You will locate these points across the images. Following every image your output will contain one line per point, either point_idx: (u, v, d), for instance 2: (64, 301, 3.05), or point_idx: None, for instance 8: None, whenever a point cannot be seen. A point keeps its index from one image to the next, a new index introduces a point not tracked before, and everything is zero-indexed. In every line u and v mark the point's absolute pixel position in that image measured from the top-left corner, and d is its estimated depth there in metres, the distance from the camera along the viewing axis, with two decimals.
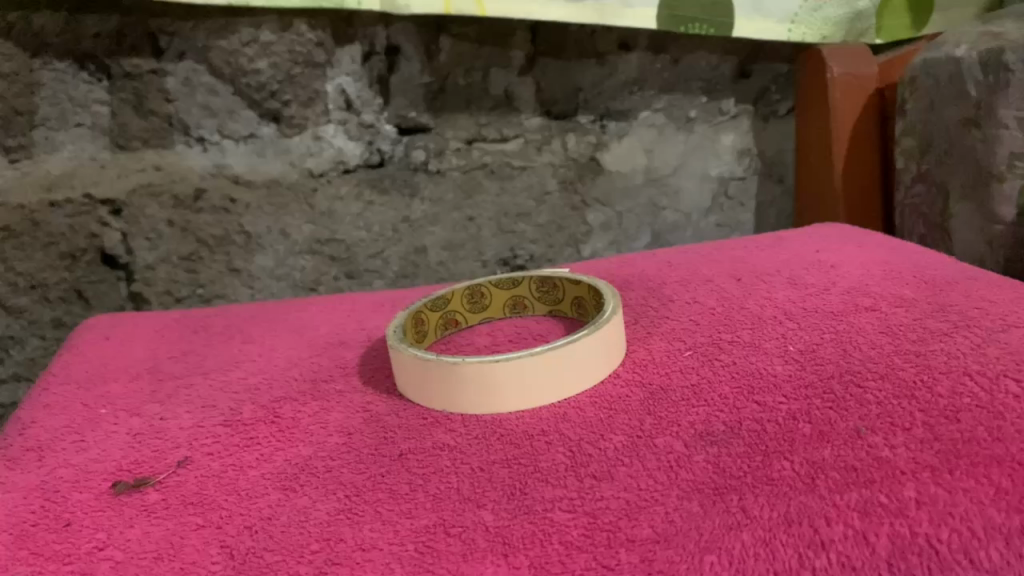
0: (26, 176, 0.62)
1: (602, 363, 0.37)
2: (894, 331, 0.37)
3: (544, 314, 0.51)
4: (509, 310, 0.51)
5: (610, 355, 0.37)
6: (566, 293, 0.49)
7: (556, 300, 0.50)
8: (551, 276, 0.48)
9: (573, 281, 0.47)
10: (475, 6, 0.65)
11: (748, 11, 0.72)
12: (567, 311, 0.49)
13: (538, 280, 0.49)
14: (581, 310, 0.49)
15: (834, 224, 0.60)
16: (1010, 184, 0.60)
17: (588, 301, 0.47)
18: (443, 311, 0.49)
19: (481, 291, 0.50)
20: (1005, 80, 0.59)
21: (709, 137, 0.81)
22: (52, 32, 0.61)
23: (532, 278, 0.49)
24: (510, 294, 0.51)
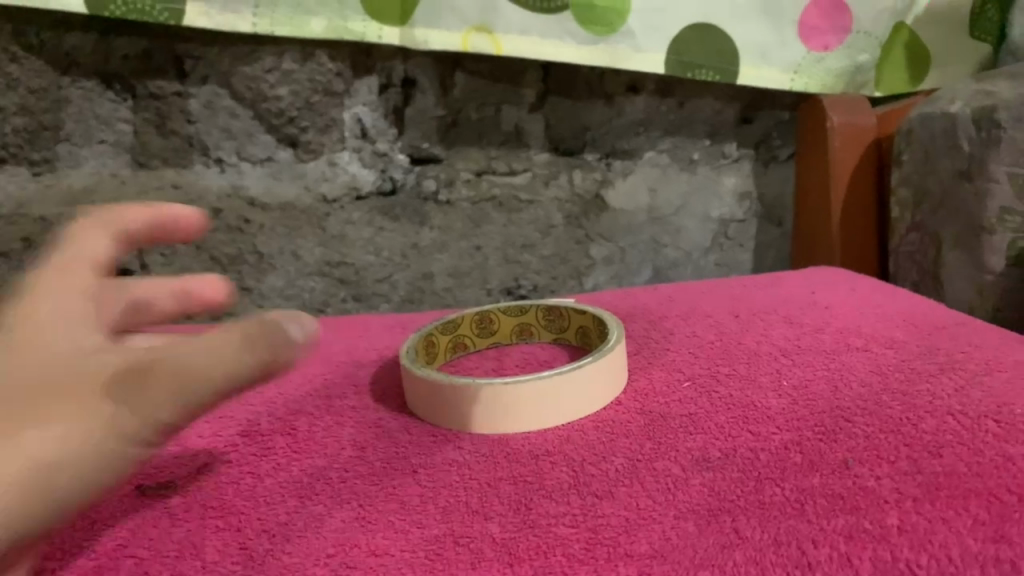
0: (47, 188, 0.65)
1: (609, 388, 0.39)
2: (883, 371, 0.39)
3: (551, 341, 0.53)
4: (517, 336, 0.53)
5: (615, 381, 0.39)
6: (571, 322, 0.51)
7: (561, 327, 0.52)
8: (556, 306, 0.51)
9: (580, 311, 0.50)
10: (492, 46, 0.67)
11: (752, 60, 0.74)
12: (573, 339, 0.51)
13: (544, 308, 0.52)
14: (585, 340, 0.51)
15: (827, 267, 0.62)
16: (999, 236, 0.63)
17: (591, 331, 0.49)
18: (452, 336, 0.51)
19: (489, 317, 0.52)
20: (997, 136, 0.62)
21: (711, 179, 0.83)
22: (82, 53, 0.64)
23: (539, 306, 0.52)
24: (518, 321, 0.53)
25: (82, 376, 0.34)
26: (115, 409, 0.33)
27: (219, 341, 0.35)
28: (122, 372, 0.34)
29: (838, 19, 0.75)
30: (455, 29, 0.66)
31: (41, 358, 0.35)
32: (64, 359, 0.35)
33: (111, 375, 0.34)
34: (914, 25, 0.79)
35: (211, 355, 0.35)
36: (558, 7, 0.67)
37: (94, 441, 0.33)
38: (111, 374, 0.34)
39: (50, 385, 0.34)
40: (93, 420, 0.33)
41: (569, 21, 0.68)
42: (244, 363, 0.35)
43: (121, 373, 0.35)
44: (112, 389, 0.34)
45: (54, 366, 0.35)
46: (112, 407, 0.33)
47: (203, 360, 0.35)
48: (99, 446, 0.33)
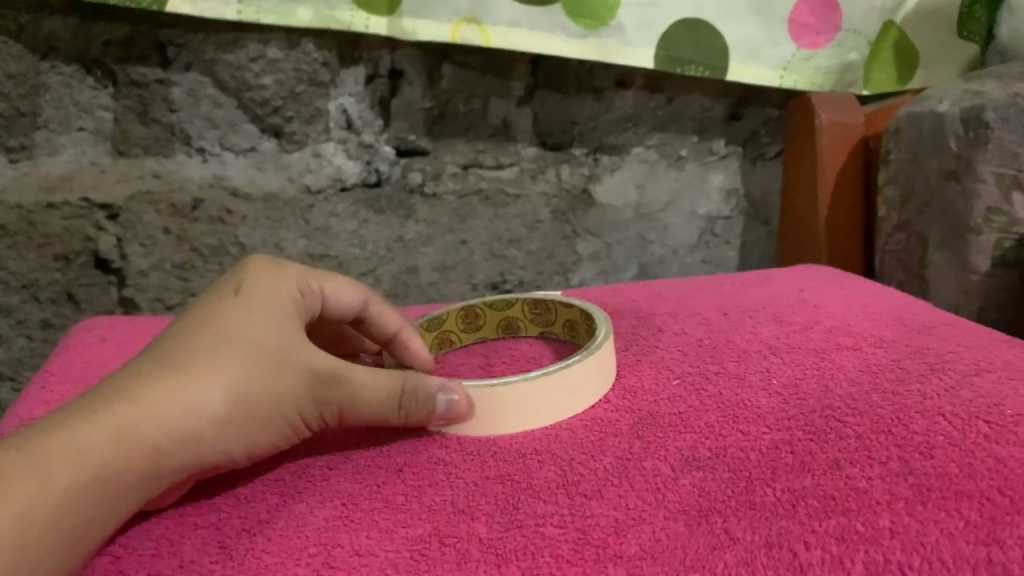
0: (25, 175, 0.64)
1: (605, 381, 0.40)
2: (873, 370, 0.38)
3: (538, 334, 0.52)
4: (503, 331, 0.53)
5: (602, 380, 0.39)
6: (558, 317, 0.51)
7: (548, 320, 0.51)
8: (543, 298, 0.50)
9: (567, 306, 0.49)
10: (481, 38, 0.66)
11: (742, 56, 0.74)
12: (560, 332, 0.51)
13: (531, 301, 0.51)
14: (572, 332, 0.50)
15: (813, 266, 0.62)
16: (986, 236, 0.64)
17: (580, 324, 0.49)
18: (436, 331, 0.51)
19: (475, 312, 0.51)
20: (986, 136, 0.62)
21: (699, 176, 0.83)
22: (62, 38, 0.62)
23: (525, 299, 0.51)
24: (504, 315, 0.52)
25: (246, 346, 0.36)
26: (265, 394, 0.35)
27: (400, 386, 0.37)
28: (320, 370, 0.36)
29: (828, 17, 0.75)
30: (444, 20, 0.65)
31: (262, 329, 0.37)
32: (289, 339, 0.37)
33: (277, 357, 0.36)
34: (904, 24, 0.79)
35: (380, 392, 0.37)
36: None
37: (236, 423, 0.34)
38: (282, 360, 0.36)
39: (215, 349, 0.35)
40: (243, 400, 0.34)
41: (559, 14, 0.67)
42: (393, 409, 0.37)
43: (305, 364, 0.36)
44: (269, 375, 0.35)
45: (228, 334, 0.36)
46: (263, 392, 0.35)
47: (374, 397, 0.37)
48: (240, 426, 0.34)
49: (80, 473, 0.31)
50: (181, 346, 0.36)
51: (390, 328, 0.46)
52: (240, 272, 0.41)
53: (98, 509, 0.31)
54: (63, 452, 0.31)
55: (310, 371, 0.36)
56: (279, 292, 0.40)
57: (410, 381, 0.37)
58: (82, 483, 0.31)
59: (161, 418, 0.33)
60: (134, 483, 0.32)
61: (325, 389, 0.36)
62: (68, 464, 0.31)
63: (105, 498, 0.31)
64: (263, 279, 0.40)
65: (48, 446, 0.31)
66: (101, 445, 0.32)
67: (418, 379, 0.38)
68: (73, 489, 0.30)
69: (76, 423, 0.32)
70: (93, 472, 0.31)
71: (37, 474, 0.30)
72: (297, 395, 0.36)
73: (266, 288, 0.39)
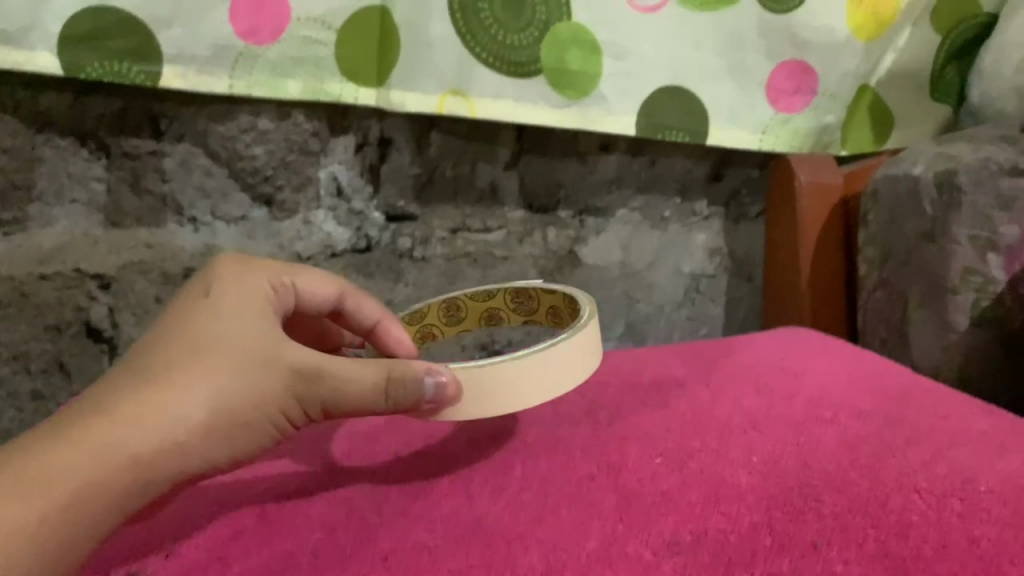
0: (17, 249, 0.63)
1: (589, 360, 0.46)
2: (852, 444, 0.39)
3: (521, 323, 0.60)
4: (485, 322, 0.61)
5: (588, 356, 0.47)
6: (540, 304, 0.58)
7: (531, 310, 0.59)
8: (526, 289, 0.58)
9: (549, 291, 0.56)
10: (467, 109, 0.68)
11: (722, 120, 0.76)
12: (542, 320, 0.58)
13: (512, 293, 0.59)
14: (554, 319, 0.58)
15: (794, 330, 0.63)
16: (964, 295, 0.65)
17: (561, 308, 0.56)
18: (419, 325, 0.60)
19: (456, 305, 0.60)
20: (959, 200, 0.65)
21: (683, 236, 0.84)
22: (57, 112, 0.63)
23: (507, 290, 0.59)
24: (485, 306, 0.60)
25: (228, 352, 0.41)
26: (243, 398, 0.40)
27: (383, 376, 0.42)
28: (294, 371, 0.42)
29: (805, 81, 0.77)
30: (431, 92, 0.67)
31: (238, 335, 0.42)
32: (264, 342, 0.42)
33: (253, 362, 0.41)
34: (878, 87, 0.81)
35: (359, 385, 0.42)
36: (533, 72, 0.69)
37: (220, 426, 0.40)
38: (258, 366, 0.41)
39: (203, 357, 0.41)
40: (223, 406, 0.40)
41: (543, 85, 0.69)
42: (378, 398, 0.42)
43: (279, 366, 0.41)
44: (247, 381, 0.41)
45: (208, 342, 0.41)
46: (241, 397, 0.40)
47: (354, 390, 0.42)
48: (224, 429, 0.40)
49: (80, 483, 0.36)
50: (163, 355, 0.41)
51: (371, 316, 0.53)
52: (213, 275, 0.46)
53: (100, 511, 0.37)
54: (62, 467, 0.36)
55: (284, 372, 0.41)
56: (250, 297, 0.45)
57: (395, 368, 0.42)
58: (89, 485, 0.37)
59: (149, 430, 0.38)
60: (135, 485, 0.38)
61: (302, 386, 0.42)
62: (78, 467, 0.37)
63: (111, 496, 0.37)
64: (235, 287, 0.45)
65: (60, 451, 0.37)
66: (105, 451, 0.37)
67: (404, 365, 0.42)
68: (74, 497, 0.36)
69: (71, 438, 0.37)
70: (90, 482, 0.37)
71: (50, 480, 0.36)
72: (275, 396, 0.41)
73: (238, 295, 0.44)
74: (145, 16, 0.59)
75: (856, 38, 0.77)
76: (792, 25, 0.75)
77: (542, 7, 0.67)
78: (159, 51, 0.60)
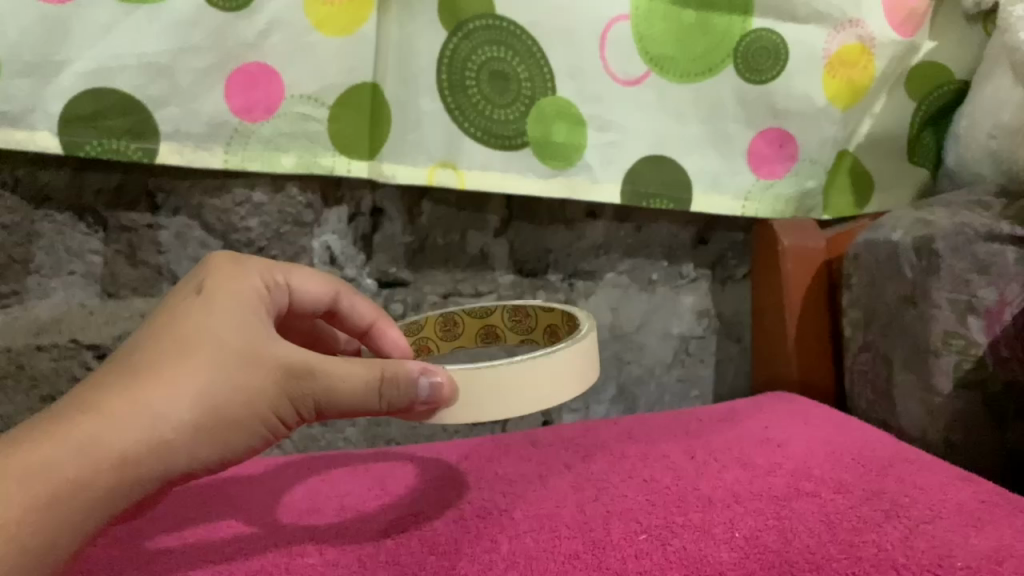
0: (15, 320, 0.64)
1: (584, 364, 0.54)
2: (832, 520, 0.41)
3: (517, 341, 0.67)
4: (481, 339, 0.68)
5: (584, 362, 0.54)
6: (538, 323, 0.66)
7: (528, 329, 0.66)
8: (525, 307, 0.65)
9: (547, 310, 0.64)
10: (456, 180, 0.70)
11: (705, 187, 0.78)
12: (539, 337, 0.66)
13: (511, 311, 0.66)
14: (550, 336, 0.65)
15: (775, 395, 0.64)
16: (946, 358, 0.66)
17: (559, 325, 0.64)
18: (418, 335, 0.66)
19: (455, 320, 0.67)
20: (938, 265, 0.67)
21: (670, 298, 0.86)
22: (56, 188, 0.64)
23: (506, 309, 0.66)
24: (482, 322, 0.67)
25: (218, 349, 0.42)
26: (231, 395, 0.42)
27: (377, 375, 0.45)
28: (282, 369, 0.43)
29: (784, 148, 0.80)
30: (421, 165, 0.69)
31: (227, 333, 0.43)
32: (253, 341, 0.43)
33: (241, 360, 0.43)
34: (857, 153, 0.83)
35: (352, 383, 0.44)
36: (519, 145, 0.71)
37: (208, 423, 0.41)
38: (246, 365, 0.43)
39: (194, 353, 0.42)
40: (211, 403, 0.41)
41: (531, 157, 0.72)
42: (373, 397, 0.45)
43: (268, 364, 0.43)
44: (235, 378, 0.42)
45: (198, 339, 0.43)
46: (229, 394, 0.42)
47: (345, 388, 0.44)
48: (211, 426, 0.41)
49: (68, 475, 0.38)
50: (152, 353, 0.42)
51: (366, 318, 0.56)
52: (205, 274, 0.47)
53: (87, 503, 0.38)
54: (50, 459, 0.38)
55: (273, 371, 0.43)
56: (241, 296, 0.46)
57: (388, 369, 0.45)
58: (82, 474, 0.38)
59: (136, 425, 0.39)
60: (126, 476, 0.39)
61: (292, 384, 0.43)
62: (71, 457, 0.38)
63: (102, 485, 0.39)
64: (227, 285, 0.46)
65: (56, 441, 0.38)
66: (98, 442, 0.39)
67: (398, 365, 0.45)
68: (62, 490, 0.37)
69: (60, 431, 0.39)
70: (78, 474, 0.38)
71: (45, 465, 0.37)
72: (262, 394, 0.43)
73: (229, 293, 0.46)
74: (143, 96, 0.60)
75: (833, 106, 0.79)
76: (771, 95, 0.77)
77: (528, 83, 0.70)
78: (155, 129, 0.61)
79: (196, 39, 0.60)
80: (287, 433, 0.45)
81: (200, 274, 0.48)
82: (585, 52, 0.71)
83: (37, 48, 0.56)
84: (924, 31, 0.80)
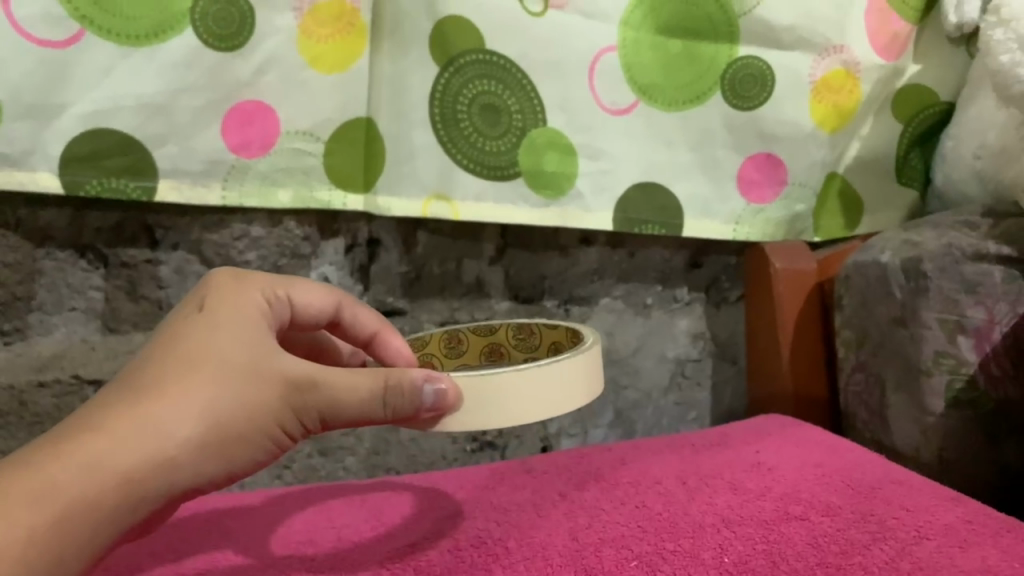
0: (18, 357, 0.65)
1: (585, 373, 0.55)
2: (820, 543, 0.43)
3: (521, 359, 0.67)
4: (485, 357, 0.68)
5: (587, 374, 0.55)
6: (542, 341, 0.66)
7: (534, 347, 0.67)
8: (530, 324, 0.66)
9: (553, 328, 0.65)
10: (450, 211, 0.71)
11: (696, 213, 0.79)
12: (544, 354, 0.66)
13: (516, 328, 0.67)
14: (555, 352, 0.66)
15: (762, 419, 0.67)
16: (937, 378, 0.67)
17: (564, 343, 0.64)
18: (423, 351, 0.65)
19: (459, 338, 0.67)
20: (926, 285, 0.67)
21: (665, 321, 0.86)
22: (57, 226, 0.65)
23: (511, 326, 0.67)
24: (487, 341, 0.67)
25: (220, 364, 0.43)
26: (234, 410, 0.42)
27: (382, 384, 0.45)
28: (285, 382, 0.44)
29: (774, 172, 0.81)
30: (416, 197, 0.70)
31: (230, 349, 0.44)
32: (255, 355, 0.44)
33: (245, 374, 0.43)
34: (846, 175, 0.84)
35: (355, 394, 0.45)
36: (511, 174, 0.72)
37: (212, 439, 0.42)
38: (249, 379, 0.43)
39: (197, 369, 0.43)
40: (214, 418, 0.42)
41: (522, 186, 0.73)
42: (378, 405, 0.45)
43: (272, 378, 0.44)
44: (238, 392, 0.43)
45: (200, 355, 0.43)
46: (232, 409, 0.42)
47: (349, 397, 0.44)
48: (217, 441, 0.42)
49: (74, 494, 0.39)
50: (156, 370, 0.43)
51: (369, 327, 0.55)
52: (208, 288, 0.48)
53: (94, 521, 0.39)
54: (56, 479, 0.38)
55: (276, 384, 0.44)
56: (243, 310, 0.46)
57: (392, 378, 0.45)
58: (89, 493, 0.39)
59: (140, 443, 0.40)
60: (133, 494, 0.40)
61: (297, 397, 0.44)
62: (78, 477, 0.39)
63: (109, 503, 0.39)
64: (230, 300, 0.47)
65: (62, 462, 0.39)
66: (104, 461, 0.39)
67: (402, 374, 0.46)
68: (70, 509, 0.38)
69: (66, 451, 0.39)
70: (85, 494, 0.39)
71: (52, 487, 0.38)
72: (266, 407, 0.43)
73: (231, 308, 0.46)
74: (141, 136, 0.62)
75: (820, 130, 0.80)
76: (758, 121, 0.79)
77: (518, 114, 0.71)
78: (154, 166, 0.62)
79: (193, 79, 0.62)
80: (293, 444, 0.45)
81: (203, 288, 0.48)
82: (573, 83, 0.72)
83: (38, 91, 0.58)
84: (908, 54, 0.81)
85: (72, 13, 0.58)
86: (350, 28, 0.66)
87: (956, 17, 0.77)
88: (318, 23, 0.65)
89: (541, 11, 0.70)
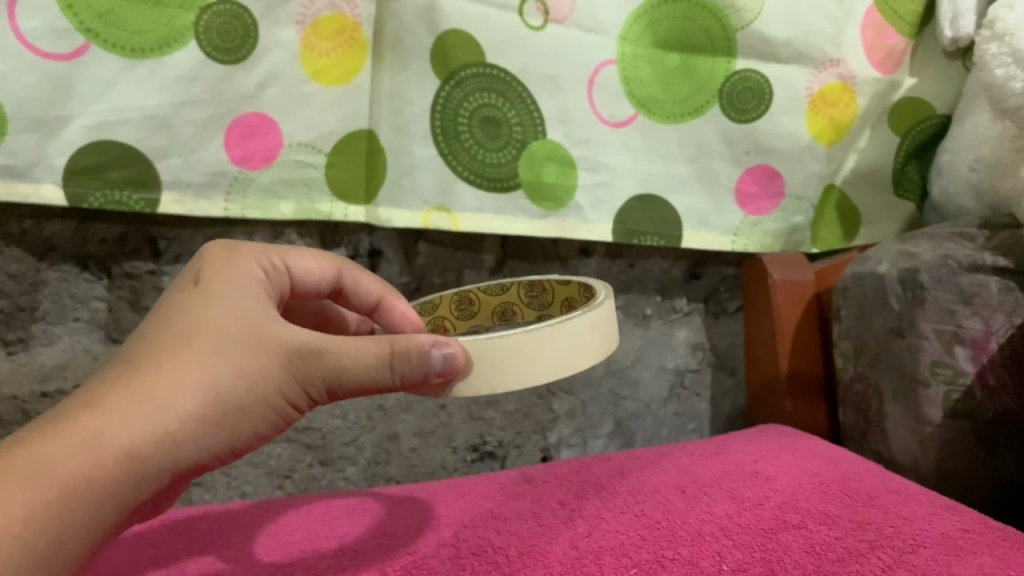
0: (20, 367, 0.66)
1: (602, 338, 0.55)
2: (817, 551, 0.44)
3: (532, 317, 0.69)
4: (498, 317, 0.70)
5: (604, 337, 0.55)
6: (554, 297, 0.67)
7: (544, 303, 0.67)
8: (542, 283, 0.66)
9: (564, 284, 0.65)
10: (451, 223, 0.72)
11: (695, 225, 0.80)
12: (557, 312, 0.67)
13: (526, 286, 0.67)
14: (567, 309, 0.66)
15: (757, 427, 0.67)
16: (935, 389, 0.67)
17: (576, 299, 0.64)
18: (433, 314, 0.68)
19: (469, 299, 0.68)
20: (922, 296, 0.68)
21: (665, 332, 0.87)
22: (61, 238, 0.66)
23: (521, 284, 0.67)
24: (499, 301, 0.69)
25: (219, 338, 0.43)
26: (234, 382, 0.43)
27: (388, 350, 0.45)
28: (287, 352, 0.44)
29: (771, 185, 0.82)
30: (416, 208, 0.71)
31: (228, 322, 0.44)
32: (254, 327, 0.44)
33: (244, 346, 0.43)
34: (844, 187, 0.85)
35: (362, 360, 0.44)
36: (508, 187, 0.73)
37: (211, 412, 0.42)
38: (248, 351, 0.43)
39: (194, 342, 0.43)
40: (214, 392, 0.42)
41: (521, 198, 0.73)
42: (385, 370, 0.45)
43: (272, 348, 0.44)
44: (237, 364, 0.43)
45: (197, 329, 0.44)
46: (232, 381, 0.43)
47: (355, 365, 0.44)
48: (219, 415, 0.42)
49: (75, 472, 0.39)
50: (154, 347, 0.43)
51: (372, 294, 0.56)
52: (204, 261, 0.48)
53: (96, 498, 0.40)
54: (54, 458, 0.39)
55: (277, 355, 0.44)
56: (240, 282, 0.47)
57: (399, 343, 0.45)
58: (89, 470, 0.39)
59: (140, 420, 0.41)
60: (135, 470, 0.40)
61: (300, 365, 0.44)
62: (76, 456, 0.39)
63: (110, 479, 0.40)
64: (225, 273, 0.47)
65: (61, 441, 0.39)
66: (102, 440, 0.40)
67: (409, 340, 0.45)
68: (70, 487, 0.39)
69: (64, 430, 0.40)
70: (84, 473, 0.39)
71: (51, 467, 0.39)
72: (267, 378, 0.43)
73: (227, 280, 0.46)
74: (145, 148, 0.62)
75: (817, 143, 0.81)
76: (755, 134, 0.79)
77: (518, 127, 0.72)
78: (157, 179, 0.63)
79: (198, 92, 0.63)
80: (299, 416, 0.46)
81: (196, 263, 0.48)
82: (572, 97, 0.73)
83: (42, 104, 0.59)
84: (904, 68, 0.82)
85: (77, 26, 0.58)
86: (351, 42, 0.67)
87: (951, 31, 0.77)
88: (322, 36, 0.66)
89: (542, 25, 0.70)
